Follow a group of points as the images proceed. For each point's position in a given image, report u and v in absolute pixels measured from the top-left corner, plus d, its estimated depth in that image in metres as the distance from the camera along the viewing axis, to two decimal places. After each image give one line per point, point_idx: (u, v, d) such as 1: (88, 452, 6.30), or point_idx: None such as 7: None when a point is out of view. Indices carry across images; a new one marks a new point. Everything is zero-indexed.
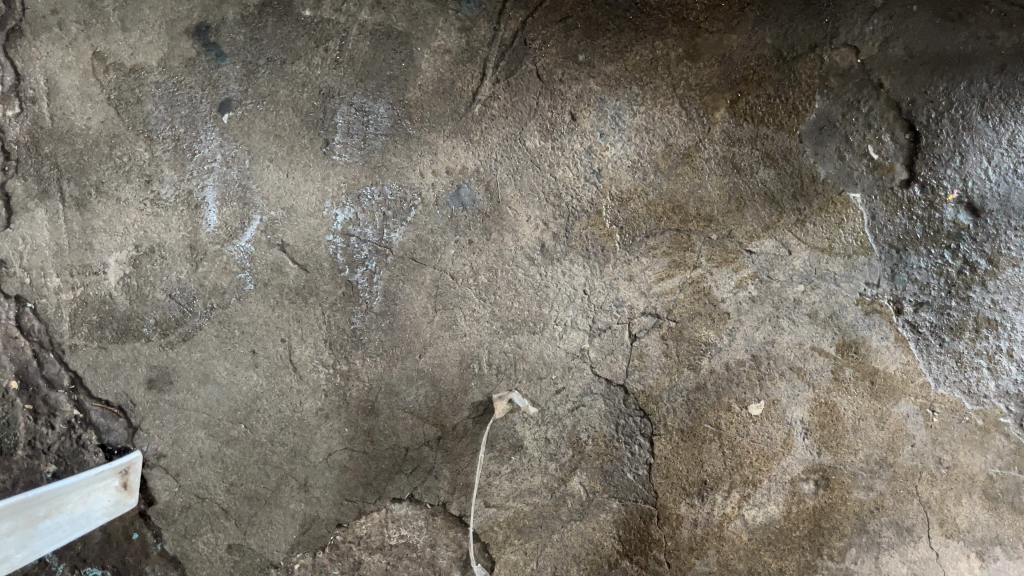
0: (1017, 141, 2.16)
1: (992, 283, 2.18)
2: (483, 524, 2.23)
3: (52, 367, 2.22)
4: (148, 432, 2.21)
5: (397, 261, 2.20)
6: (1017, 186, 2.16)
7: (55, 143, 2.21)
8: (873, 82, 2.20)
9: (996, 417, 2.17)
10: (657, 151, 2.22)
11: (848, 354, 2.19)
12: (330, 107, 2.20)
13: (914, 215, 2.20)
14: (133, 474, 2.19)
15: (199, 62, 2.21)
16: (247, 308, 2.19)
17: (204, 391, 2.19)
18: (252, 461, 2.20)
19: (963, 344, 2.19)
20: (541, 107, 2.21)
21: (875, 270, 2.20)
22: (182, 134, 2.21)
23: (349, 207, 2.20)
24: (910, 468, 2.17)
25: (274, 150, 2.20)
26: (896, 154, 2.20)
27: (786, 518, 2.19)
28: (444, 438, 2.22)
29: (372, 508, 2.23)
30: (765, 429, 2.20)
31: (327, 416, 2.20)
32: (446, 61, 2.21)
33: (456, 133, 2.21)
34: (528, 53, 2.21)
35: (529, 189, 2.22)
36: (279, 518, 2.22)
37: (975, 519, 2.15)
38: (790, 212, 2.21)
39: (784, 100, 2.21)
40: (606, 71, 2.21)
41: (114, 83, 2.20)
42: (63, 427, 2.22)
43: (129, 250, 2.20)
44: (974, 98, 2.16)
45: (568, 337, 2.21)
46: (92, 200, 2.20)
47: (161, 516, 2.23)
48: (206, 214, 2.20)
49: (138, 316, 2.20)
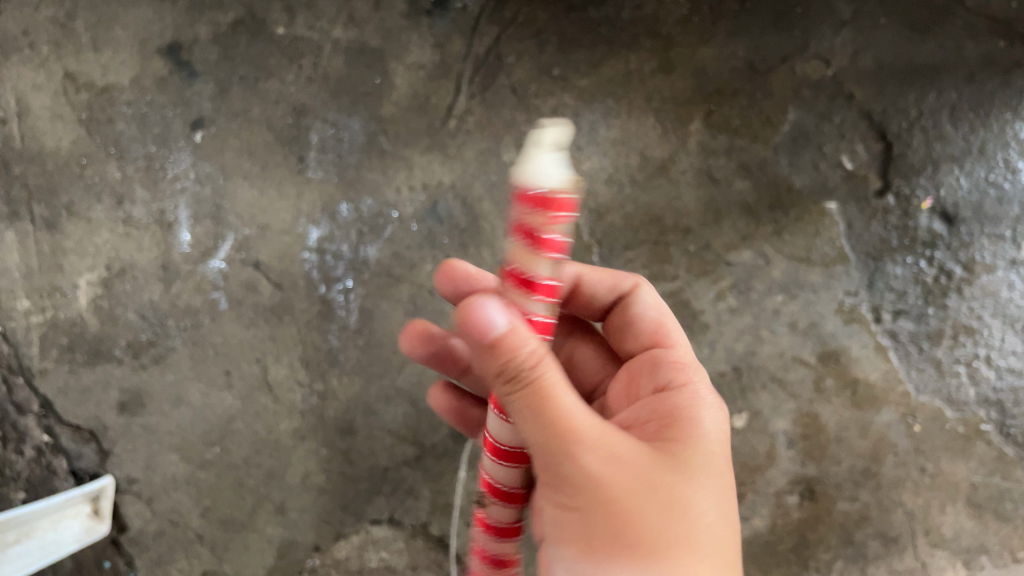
0: (987, 150, 2.19)
1: (968, 290, 2.19)
2: (465, 545, 2.16)
3: (22, 392, 2.16)
4: (119, 457, 2.14)
5: (374, 278, 2.18)
6: (989, 194, 2.19)
7: (25, 164, 2.17)
8: (845, 93, 2.23)
9: (977, 424, 2.18)
10: (633, 163, 2.22)
11: (829, 364, 2.19)
12: (304, 124, 2.19)
13: (889, 224, 2.21)
14: (104, 500, 2.11)
15: (171, 80, 2.19)
16: (221, 328, 2.15)
17: (178, 414, 2.14)
18: (227, 485, 2.14)
19: (943, 351, 2.19)
20: (517, 121, 2.22)
21: (853, 280, 2.20)
22: (155, 152, 2.19)
23: (325, 224, 2.18)
24: (894, 477, 2.16)
25: (248, 168, 2.18)
26: (870, 163, 2.22)
27: (771, 531, 2.15)
28: (423, 457, 2.17)
29: (351, 530, 2.15)
30: (748, 441, 2.17)
31: (303, 437, 2.15)
32: (421, 77, 2.22)
33: (431, 149, 2.21)
34: (502, 68, 2.22)
35: (506, 203, 2.20)
36: (255, 542, 2.14)
37: (961, 527, 2.14)
38: (767, 222, 2.21)
39: (758, 111, 2.23)
40: (580, 85, 2.23)
41: (85, 103, 2.18)
42: (33, 453, 2.15)
43: (100, 271, 2.16)
44: (944, 107, 2.20)
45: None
46: (63, 221, 2.17)
47: (133, 543, 2.15)
48: (179, 233, 2.17)
49: (109, 338, 2.15)
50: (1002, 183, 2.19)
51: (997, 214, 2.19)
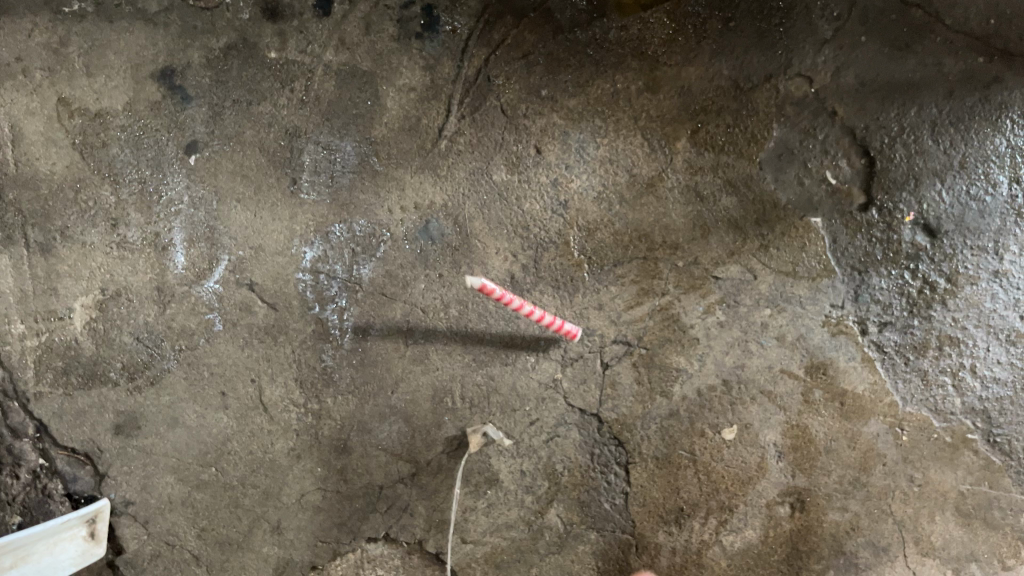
0: (968, 164, 2.24)
1: (952, 301, 2.23)
2: (460, 561, 2.19)
3: (17, 416, 2.17)
4: (115, 479, 2.15)
5: (367, 297, 2.21)
6: (971, 206, 2.24)
7: (19, 190, 2.18)
8: (828, 110, 2.27)
9: (964, 433, 2.21)
10: (621, 181, 2.26)
11: (817, 376, 2.22)
12: (297, 146, 2.22)
13: (873, 237, 2.25)
14: (100, 523, 2.11)
15: (165, 105, 2.21)
16: (216, 348, 2.17)
17: (173, 436, 2.15)
18: (222, 505, 2.15)
19: (928, 361, 2.23)
20: (506, 141, 2.25)
21: (839, 293, 2.25)
22: (149, 176, 2.20)
23: (318, 244, 2.20)
24: (883, 487, 2.20)
25: (242, 190, 2.20)
26: (853, 178, 2.27)
27: (763, 542, 2.20)
28: (418, 474, 2.19)
29: (348, 548, 2.19)
30: (739, 453, 2.20)
31: (298, 456, 2.17)
32: (412, 99, 2.25)
33: (423, 169, 2.24)
34: (491, 89, 2.26)
35: (497, 222, 2.24)
36: (253, 562, 2.17)
37: (949, 536, 2.19)
38: (754, 237, 2.25)
39: (743, 129, 2.27)
40: (568, 105, 2.26)
41: (79, 128, 2.19)
42: (29, 477, 2.17)
43: (95, 294, 2.17)
44: (925, 123, 2.25)
45: (538, 369, 2.21)
46: (57, 245, 2.18)
47: (130, 564, 2.16)
48: (172, 256, 2.19)
49: (104, 361, 2.16)
50: (983, 196, 2.24)
51: (978, 226, 2.24)
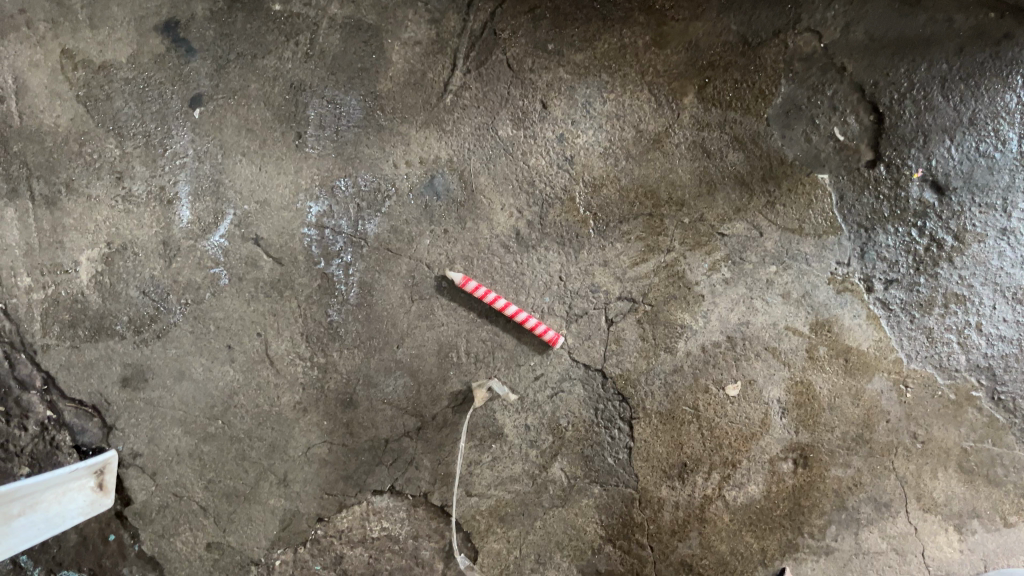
0: (977, 120, 2.23)
1: (959, 259, 2.23)
2: (465, 514, 2.21)
3: (24, 368, 2.18)
4: (123, 431, 2.16)
5: (372, 252, 2.21)
6: (979, 163, 2.23)
7: (24, 142, 2.17)
8: (837, 66, 2.25)
9: (968, 390, 2.22)
10: (627, 137, 2.24)
11: (822, 333, 2.22)
12: (303, 100, 2.21)
13: (880, 194, 2.25)
14: (109, 474, 2.13)
15: (169, 58, 2.20)
16: (222, 303, 2.18)
17: (180, 388, 2.17)
18: (230, 457, 2.17)
19: (933, 319, 2.23)
20: (512, 96, 2.24)
21: (845, 250, 2.24)
22: (153, 130, 2.20)
23: (323, 199, 2.20)
24: (886, 443, 2.21)
25: (247, 144, 2.20)
26: (861, 135, 2.25)
27: (766, 497, 2.20)
28: (423, 428, 2.20)
29: (353, 501, 2.20)
30: (743, 409, 2.21)
31: (305, 409, 2.18)
32: (417, 52, 2.23)
33: (428, 124, 2.23)
34: (497, 43, 2.24)
35: (503, 177, 2.24)
36: (259, 514, 2.18)
37: (952, 492, 2.20)
38: (760, 194, 2.24)
39: (750, 85, 2.25)
40: (575, 60, 2.24)
41: (83, 80, 2.18)
42: (37, 428, 2.18)
43: (101, 248, 2.17)
44: (935, 80, 2.23)
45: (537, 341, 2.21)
46: (62, 198, 2.17)
47: (137, 516, 2.17)
48: (178, 210, 2.19)
49: (111, 313, 2.16)
50: (992, 153, 2.23)
51: (986, 184, 2.23)
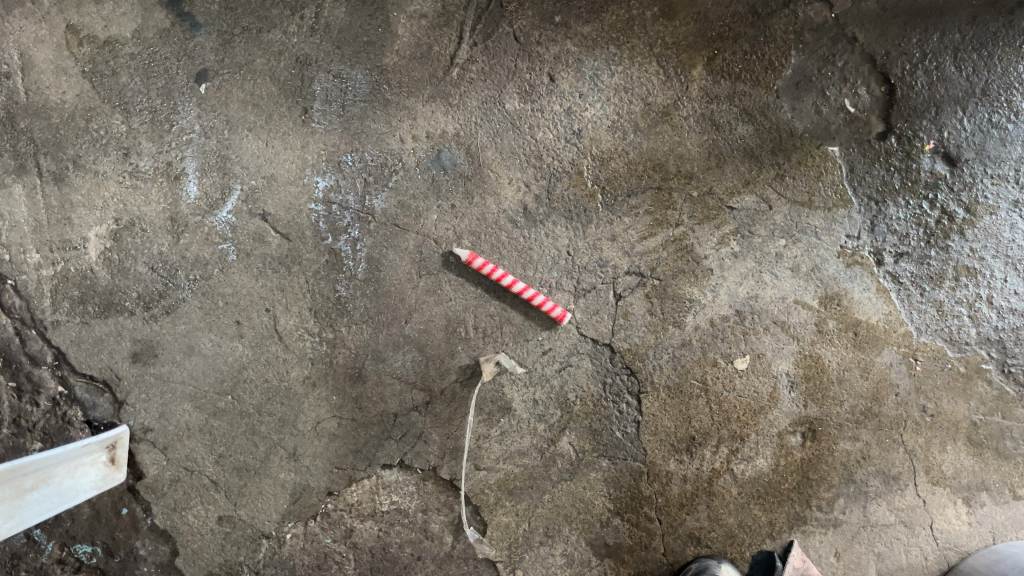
0: (990, 91, 2.20)
1: (970, 232, 2.22)
2: (474, 487, 2.22)
3: (34, 344, 2.19)
4: (134, 406, 2.18)
5: (380, 228, 2.20)
6: (992, 134, 2.21)
7: (30, 118, 2.17)
8: (848, 36, 2.22)
9: (978, 363, 2.21)
10: (636, 110, 2.23)
11: (831, 306, 2.22)
12: (308, 75, 2.19)
13: (891, 167, 2.23)
14: (121, 448, 2.15)
15: (174, 32, 2.19)
16: (231, 278, 2.18)
17: (190, 363, 2.18)
18: (240, 431, 2.19)
19: (944, 292, 2.22)
20: (519, 69, 2.22)
21: (855, 223, 2.23)
22: (159, 105, 2.19)
23: (330, 174, 2.20)
24: (895, 417, 2.20)
25: (253, 119, 2.19)
26: (872, 106, 2.23)
27: (775, 471, 2.20)
28: (432, 402, 2.21)
29: (363, 475, 2.21)
30: (751, 382, 2.21)
31: (314, 384, 2.19)
32: (423, 25, 2.21)
33: (434, 98, 2.21)
34: (504, 15, 2.22)
35: (510, 151, 2.23)
36: (269, 488, 2.20)
37: (961, 465, 2.20)
38: (769, 167, 2.23)
39: (760, 56, 2.23)
40: (582, 32, 2.22)
41: (88, 55, 2.17)
42: (49, 404, 2.20)
43: (108, 224, 2.18)
44: (948, 49, 2.20)
45: (542, 317, 2.21)
46: (70, 174, 2.17)
47: (149, 490, 2.19)
48: (185, 186, 2.19)
49: (119, 290, 2.17)
50: (1005, 124, 2.21)
51: (999, 155, 2.21)
